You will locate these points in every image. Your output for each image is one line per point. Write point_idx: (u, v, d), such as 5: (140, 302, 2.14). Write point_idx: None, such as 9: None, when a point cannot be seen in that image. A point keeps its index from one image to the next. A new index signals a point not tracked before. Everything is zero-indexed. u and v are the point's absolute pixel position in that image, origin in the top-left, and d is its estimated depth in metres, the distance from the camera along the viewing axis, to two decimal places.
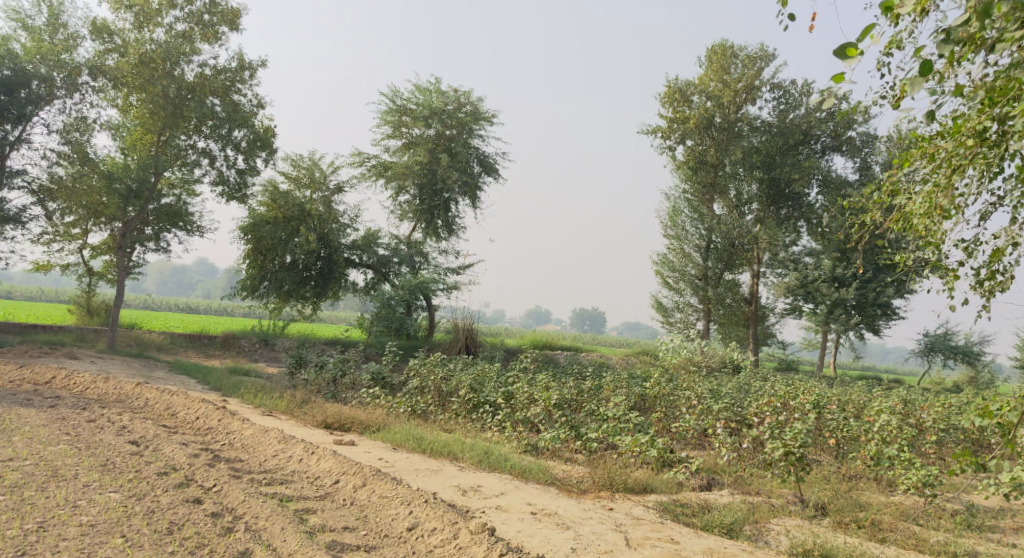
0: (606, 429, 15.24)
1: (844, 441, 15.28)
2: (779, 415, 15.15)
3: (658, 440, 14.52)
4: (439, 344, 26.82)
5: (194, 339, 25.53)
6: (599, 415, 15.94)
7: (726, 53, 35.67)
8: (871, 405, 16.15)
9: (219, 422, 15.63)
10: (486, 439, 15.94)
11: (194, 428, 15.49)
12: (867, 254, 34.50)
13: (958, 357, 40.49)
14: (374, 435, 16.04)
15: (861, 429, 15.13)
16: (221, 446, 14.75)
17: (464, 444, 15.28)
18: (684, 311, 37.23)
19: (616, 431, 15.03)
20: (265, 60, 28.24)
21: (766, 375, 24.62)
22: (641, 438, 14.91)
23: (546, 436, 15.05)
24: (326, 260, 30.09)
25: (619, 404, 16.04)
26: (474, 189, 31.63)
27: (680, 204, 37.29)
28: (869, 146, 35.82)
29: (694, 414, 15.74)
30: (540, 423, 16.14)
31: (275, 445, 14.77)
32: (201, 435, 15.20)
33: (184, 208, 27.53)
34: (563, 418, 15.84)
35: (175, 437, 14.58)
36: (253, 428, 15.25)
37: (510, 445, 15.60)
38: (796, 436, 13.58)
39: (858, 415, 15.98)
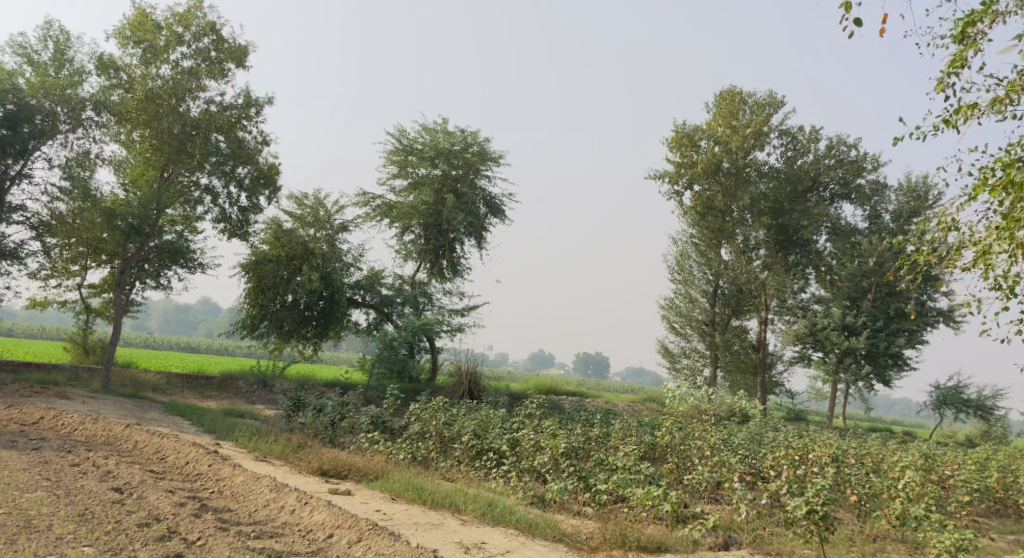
0: (616, 481, 14.71)
1: (866, 498, 14.58)
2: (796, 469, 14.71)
3: (671, 493, 13.96)
4: (442, 389, 26.25)
5: (191, 380, 25.01)
6: (608, 465, 15.39)
7: (734, 99, 35.58)
8: (891, 461, 15.57)
9: (209, 467, 15.09)
10: (490, 490, 15.36)
11: (183, 473, 14.94)
12: (878, 304, 34.04)
13: (970, 410, 39.59)
14: (373, 483, 15.48)
15: (883, 486, 14.54)
16: (210, 495, 14.19)
17: (467, 495, 14.68)
18: (691, 357, 36.60)
19: (627, 483, 14.53)
20: (271, 97, 28.20)
21: (777, 425, 23.97)
22: (652, 490, 14.40)
23: (554, 488, 14.56)
24: (328, 299, 29.64)
25: (628, 454, 15.55)
26: (480, 230, 31.32)
27: (688, 248, 37.06)
28: (879, 195, 35.50)
29: (706, 465, 15.27)
30: (547, 473, 15.60)
31: (267, 494, 14.20)
32: (189, 482, 14.65)
33: (185, 244, 27.22)
34: (571, 468, 15.28)
35: (162, 484, 14.02)
36: (244, 475, 14.70)
37: (515, 496, 15.03)
38: (819, 493, 12.99)
39: (877, 470, 15.38)
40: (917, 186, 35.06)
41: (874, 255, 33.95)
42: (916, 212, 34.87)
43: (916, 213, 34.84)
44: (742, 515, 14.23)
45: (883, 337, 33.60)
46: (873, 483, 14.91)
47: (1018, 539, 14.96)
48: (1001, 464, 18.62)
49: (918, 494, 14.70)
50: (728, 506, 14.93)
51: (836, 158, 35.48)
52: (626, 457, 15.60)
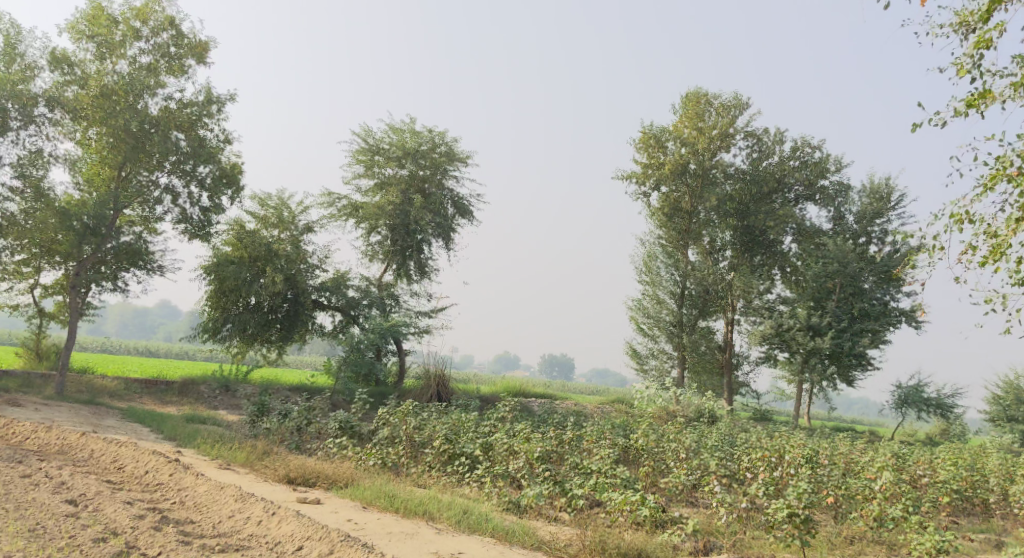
0: (592, 485, 14.50)
1: (843, 499, 14.50)
2: (773, 471, 14.72)
3: (649, 498, 13.75)
4: (410, 391, 25.85)
5: (151, 385, 24.32)
6: (584, 469, 15.17)
7: (700, 100, 35.67)
8: (865, 462, 15.54)
9: (170, 477, 14.56)
10: (463, 497, 15.04)
11: (142, 484, 14.41)
12: (841, 305, 34.32)
13: (931, 409, 39.94)
14: (342, 491, 15.08)
15: (860, 487, 14.51)
16: (171, 506, 13.69)
17: (441, 502, 14.34)
18: (659, 358, 36.50)
19: (604, 488, 14.27)
20: (233, 95, 27.64)
21: (744, 425, 23.93)
22: (629, 493, 14.23)
23: (530, 493, 14.29)
24: (293, 302, 29.08)
25: (604, 457, 15.36)
26: (448, 230, 31.00)
27: (655, 248, 36.75)
28: (843, 196, 35.80)
29: (683, 468, 15.15)
30: (522, 478, 15.30)
31: (231, 505, 13.73)
32: (149, 492, 14.13)
33: (144, 246, 26.50)
34: (547, 473, 15.02)
35: (120, 495, 13.53)
36: (207, 484, 14.22)
37: (490, 503, 14.75)
38: (801, 496, 12.99)
39: (851, 472, 15.31)
40: (880, 188, 35.43)
41: (839, 256, 34.15)
42: (880, 213, 35.20)
43: (879, 214, 35.18)
44: (720, 515, 14.06)
45: (847, 337, 33.70)
46: (848, 484, 14.85)
47: (991, 538, 14.99)
48: (967, 462, 18.70)
49: (895, 494, 14.66)
50: (705, 510, 14.78)
51: (800, 160, 35.68)
52: (602, 461, 15.40)
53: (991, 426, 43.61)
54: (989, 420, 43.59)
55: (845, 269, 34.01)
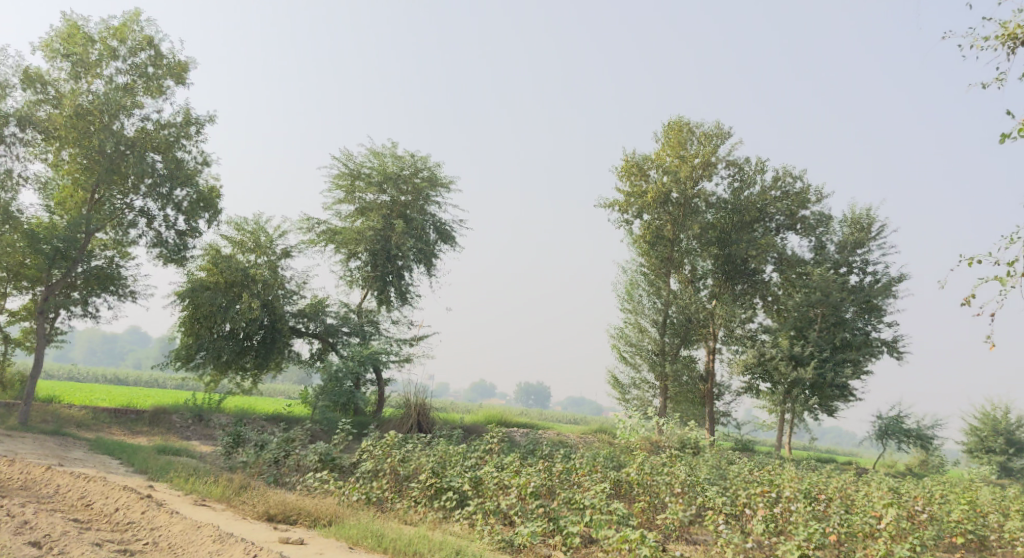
0: (588, 523, 14.03)
1: (844, 537, 14.02)
2: (774, 508, 14.41)
3: (649, 537, 13.27)
4: (389, 421, 25.18)
5: (121, 414, 23.53)
6: (579, 504, 14.69)
7: (682, 129, 35.65)
8: (863, 499, 15.18)
9: (142, 515, 13.87)
10: (452, 536, 14.46)
11: (112, 522, 13.73)
12: (823, 334, 34.09)
13: (911, 440, 39.73)
14: (325, 529, 14.45)
15: (864, 524, 14.09)
16: (144, 547, 13.03)
17: (431, 542, 13.74)
18: (640, 388, 36.11)
19: (602, 526, 13.78)
20: (212, 116, 27.14)
21: (730, 457, 23.48)
22: (626, 531, 13.78)
23: (525, 532, 13.76)
24: (269, 328, 28.39)
25: (597, 492, 14.92)
26: (430, 256, 30.55)
27: (637, 276, 36.44)
28: (824, 226, 35.74)
29: (679, 504, 14.73)
30: (515, 514, 14.81)
31: (209, 546, 13.10)
32: (119, 532, 13.44)
33: (116, 270, 25.74)
34: (541, 509, 14.52)
35: (87, 537, 12.91)
36: (182, 524, 13.57)
37: (482, 542, 14.20)
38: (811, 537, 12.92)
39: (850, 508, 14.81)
40: (861, 218, 35.45)
41: (821, 286, 34.01)
42: (861, 243, 35.16)
43: (860, 243, 35.13)
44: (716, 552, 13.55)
45: (830, 367, 33.42)
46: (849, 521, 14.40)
47: None
48: (959, 496, 18.33)
49: (897, 533, 14.30)
50: (704, 547, 14.32)
51: (782, 190, 35.64)
52: (595, 496, 14.94)
53: (968, 457, 43.51)
54: (967, 452, 43.49)
55: (827, 299, 33.89)
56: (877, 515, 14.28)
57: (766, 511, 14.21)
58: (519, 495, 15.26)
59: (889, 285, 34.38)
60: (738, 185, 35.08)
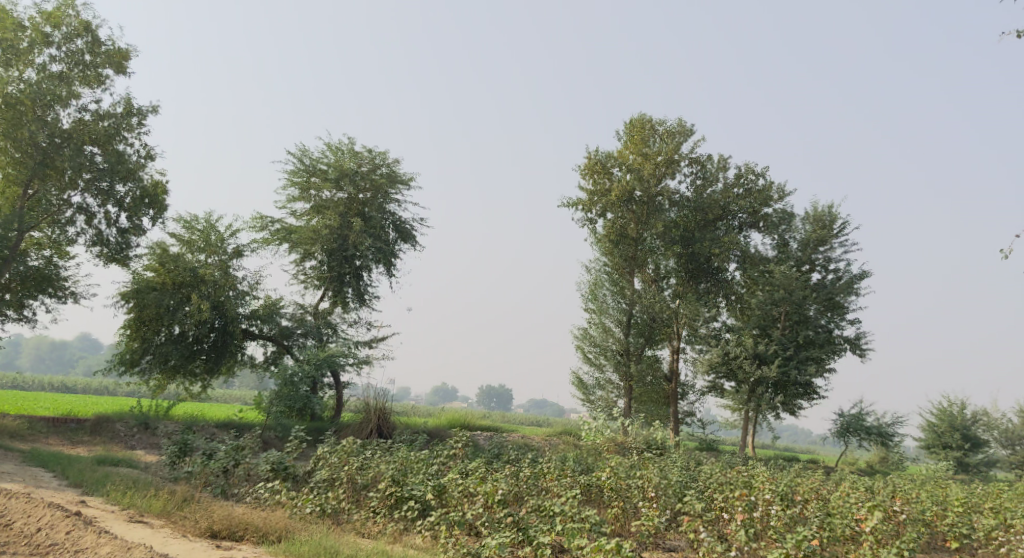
0: (560, 532, 13.41)
1: (827, 541, 13.58)
2: (752, 511, 14.03)
3: (625, 546, 12.67)
4: (347, 426, 24.32)
5: (60, 424, 22.37)
6: (549, 512, 14.09)
7: (644, 126, 35.23)
8: (843, 503, 14.73)
9: (66, 536, 13.13)
10: (413, 551, 13.79)
11: (33, 543, 12.97)
12: (786, 332, 33.83)
13: (872, 438, 39.58)
14: (273, 546, 13.73)
15: (847, 527, 13.71)
16: None
17: None
18: (605, 389, 35.59)
19: (574, 535, 13.19)
20: (153, 107, 27.32)
21: (698, 458, 22.96)
22: (600, 540, 13.22)
23: (493, 544, 13.12)
24: (221, 331, 27.33)
25: (569, 499, 14.30)
26: (389, 256, 29.71)
27: (601, 275, 35.99)
28: (786, 223, 35.48)
29: (653, 510, 14.22)
30: (481, 525, 14.14)
31: None
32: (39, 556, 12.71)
33: (53, 271, 25.15)
34: (509, 518, 13.89)
35: None
36: (110, 546, 12.92)
37: (446, 555, 13.52)
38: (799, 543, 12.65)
39: (832, 511, 14.41)
40: (823, 215, 35.24)
41: (785, 283, 33.72)
42: (823, 241, 34.91)
43: (822, 241, 34.88)
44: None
45: (794, 365, 33.09)
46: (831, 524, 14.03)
47: None
48: (929, 493, 17.95)
49: (878, 537, 13.90)
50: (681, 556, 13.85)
51: (744, 187, 35.32)
52: (567, 502, 14.29)
53: (926, 453, 43.65)
54: (925, 447, 43.61)
55: (790, 297, 33.61)
56: (861, 517, 13.91)
57: (744, 515, 13.70)
58: (485, 502, 14.64)
59: (851, 282, 34.17)
60: (700, 183, 34.74)
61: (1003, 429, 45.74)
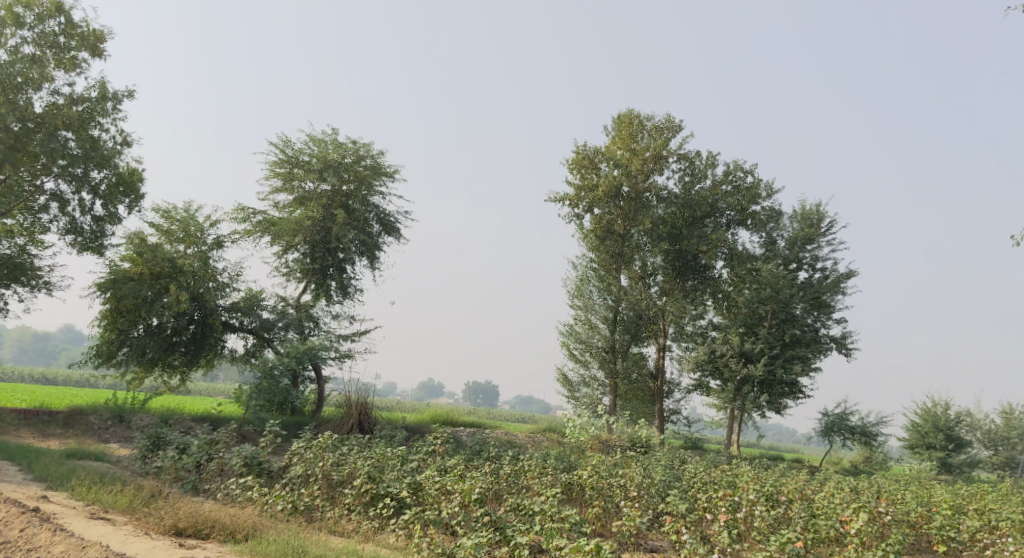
0: (537, 532, 13.17)
1: (810, 543, 13.42)
2: (735, 511, 13.85)
3: (604, 546, 12.42)
4: (328, 421, 23.97)
5: (31, 416, 21.97)
6: (526, 511, 13.84)
7: (632, 121, 34.94)
8: (827, 504, 14.53)
9: (20, 533, 13.01)
10: (385, 550, 13.57)
11: None
12: (773, 331, 33.66)
13: (856, 438, 39.45)
14: (239, 546, 13.50)
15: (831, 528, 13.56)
16: None
17: None
18: (590, 386, 35.34)
19: (552, 535, 12.96)
20: (128, 92, 27.77)
21: (682, 456, 22.73)
22: (578, 540, 13.03)
23: (468, 544, 12.91)
24: (200, 323, 26.95)
25: (548, 498, 14.06)
26: (373, 249, 29.36)
27: (587, 272, 35.68)
28: (774, 221, 35.27)
29: (634, 510, 14.01)
30: (458, 524, 13.88)
31: None
32: None
33: (24, 259, 26.25)
34: (485, 517, 13.64)
35: None
36: (64, 544, 12.85)
37: (420, 555, 13.27)
38: (781, 545, 12.49)
39: (817, 513, 14.25)
40: (811, 214, 35.05)
41: (772, 282, 33.52)
42: (811, 239, 34.73)
43: (810, 239, 34.71)
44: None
45: (780, 364, 32.91)
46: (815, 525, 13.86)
47: None
48: (912, 494, 17.77)
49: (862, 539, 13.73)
50: None
51: (732, 184, 35.08)
52: (546, 501, 14.04)
53: (909, 453, 43.59)
54: (908, 447, 43.57)
55: (777, 295, 33.41)
56: (846, 519, 13.75)
57: (727, 516, 13.52)
58: (462, 501, 14.39)
59: (838, 281, 34.02)
60: (688, 179, 34.49)
61: (986, 430, 45.76)
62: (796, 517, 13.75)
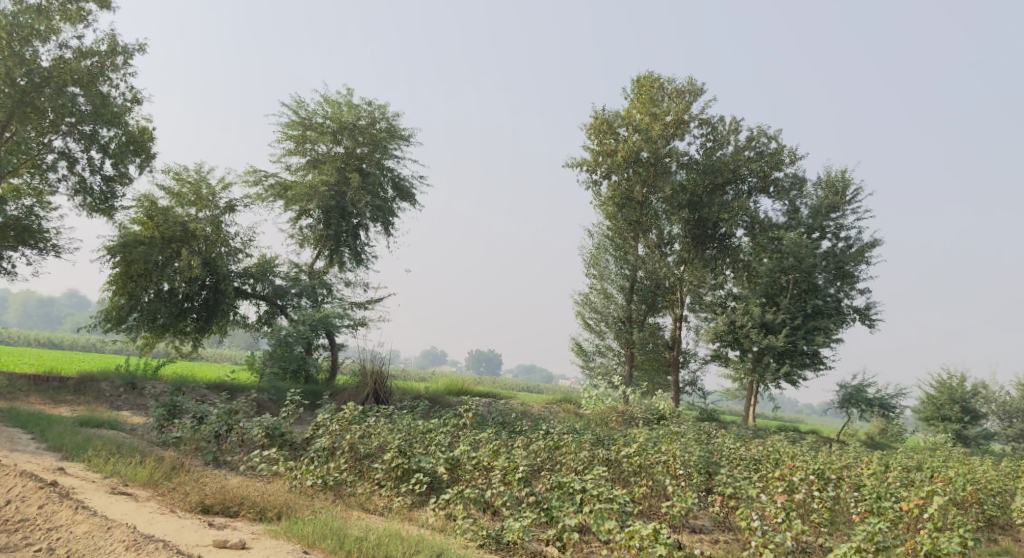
0: (587, 514, 12.81)
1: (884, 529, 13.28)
2: (794, 495, 13.56)
3: (664, 534, 12.17)
4: (343, 390, 23.39)
5: (41, 382, 21.40)
6: (572, 491, 13.42)
7: (652, 85, 34.05)
8: (885, 488, 14.15)
9: (39, 511, 12.61)
10: (428, 532, 13.13)
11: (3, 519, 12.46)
12: (794, 301, 32.94)
13: (874, 410, 38.78)
14: (272, 526, 13.01)
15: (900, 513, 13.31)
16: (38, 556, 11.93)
17: (404, 541, 12.52)
18: (605, 356, 34.75)
19: (603, 516, 12.61)
20: (139, 47, 27.02)
21: (706, 428, 22.10)
22: (629, 522, 12.69)
23: (516, 527, 12.68)
24: (211, 289, 26.37)
25: (594, 478, 13.62)
26: (387, 214, 28.67)
27: (603, 240, 34.98)
28: (797, 188, 34.40)
29: (684, 490, 13.77)
30: (502, 505, 13.48)
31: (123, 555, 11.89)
32: (8, 534, 12.25)
33: (33, 222, 25.69)
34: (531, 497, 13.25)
35: None
36: (87, 523, 12.40)
37: (465, 538, 12.97)
38: (871, 537, 12.52)
39: (881, 497, 13.83)
40: (836, 181, 34.18)
41: (794, 252, 32.69)
42: (835, 207, 33.91)
43: (833, 208, 33.89)
44: (750, 552, 12.59)
45: (801, 335, 32.24)
46: (879, 510, 13.51)
47: None
48: (955, 470, 17.15)
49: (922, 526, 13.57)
50: (722, 543, 13.54)
51: (755, 150, 34.17)
52: (589, 481, 13.64)
53: (925, 427, 42.99)
54: (924, 421, 42.93)
55: (800, 265, 32.64)
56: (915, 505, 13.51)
57: (785, 497, 13.23)
58: (503, 478, 14.02)
59: (862, 250, 33.21)
60: (709, 145, 33.63)
61: (1001, 402, 45.12)
62: (867, 502, 13.63)
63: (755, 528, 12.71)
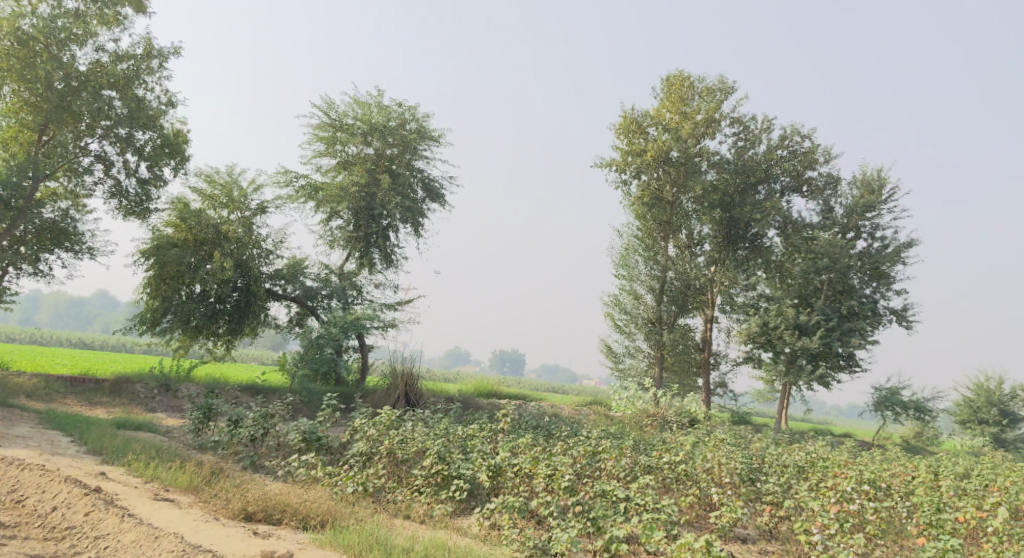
0: (637, 526, 12.60)
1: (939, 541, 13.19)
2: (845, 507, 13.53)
3: (715, 545, 12.04)
4: (374, 392, 23.29)
5: (78, 384, 21.51)
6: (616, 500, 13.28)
7: (683, 83, 33.70)
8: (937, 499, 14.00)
9: (84, 519, 12.61)
10: (473, 542, 13.00)
11: (50, 527, 12.48)
12: (829, 303, 32.46)
13: (909, 413, 38.14)
14: (317, 535, 12.93)
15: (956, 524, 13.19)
16: None
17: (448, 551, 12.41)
18: (635, 357, 34.47)
19: (652, 527, 12.46)
20: (173, 49, 27.13)
21: (743, 433, 21.79)
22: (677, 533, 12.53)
23: (565, 539, 12.45)
24: (243, 291, 26.41)
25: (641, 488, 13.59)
26: (417, 216, 28.57)
27: (633, 240, 34.69)
28: (831, 188, 33.91)
29: (731, 500, 13.71)
30: (547, 515, 13.32)
31: None
32: (54, 541, 12.27)
33: (69, 225, 25.87)
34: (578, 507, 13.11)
35: None
36: (134, 532, 12.38)
37: (512, 548, 12.80)
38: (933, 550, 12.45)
39: (938, 510, 13.67)
40: (871, 180, 33.66)
41: (828, 252, 32.34)
42: (870, 207, 33.38)
43: (869, 207, 33.37)
44: None
45: (836, 336, 31.74)
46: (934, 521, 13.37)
47: None
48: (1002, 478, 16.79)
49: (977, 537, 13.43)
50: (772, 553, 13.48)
51: (788, 149, 33.74)
52: (636, 491, 13.62)
53: (961, 430, 42.24)
54: (960, 423, 42.17)
55: (835, 266, 32.19)
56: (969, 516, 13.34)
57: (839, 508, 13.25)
58: (546, 485, 13.92)
59: (899, 250, 32.66)
60: (741, 145, 33.25)
61: None
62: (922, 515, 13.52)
63: (814, 544, 12.62)
